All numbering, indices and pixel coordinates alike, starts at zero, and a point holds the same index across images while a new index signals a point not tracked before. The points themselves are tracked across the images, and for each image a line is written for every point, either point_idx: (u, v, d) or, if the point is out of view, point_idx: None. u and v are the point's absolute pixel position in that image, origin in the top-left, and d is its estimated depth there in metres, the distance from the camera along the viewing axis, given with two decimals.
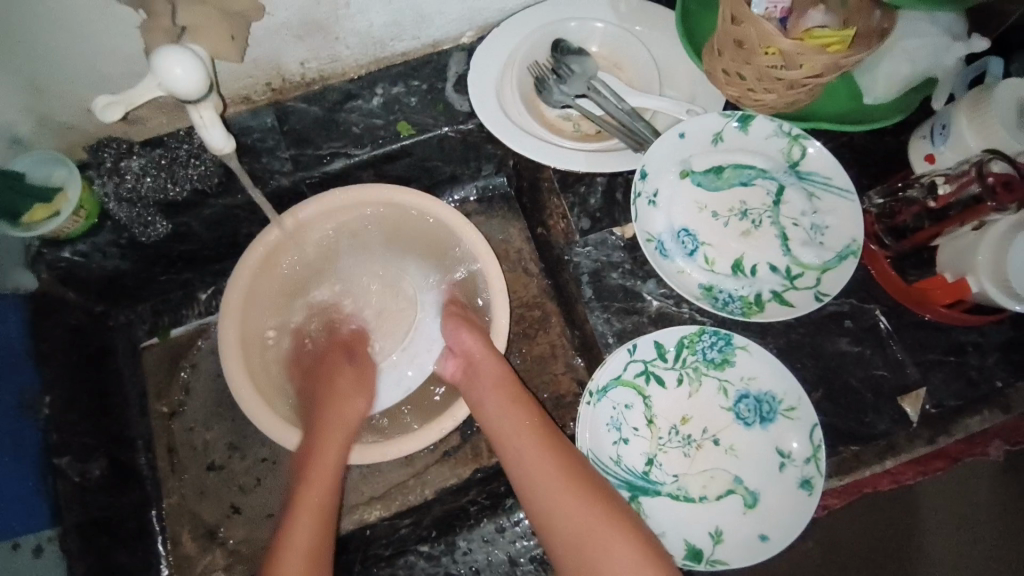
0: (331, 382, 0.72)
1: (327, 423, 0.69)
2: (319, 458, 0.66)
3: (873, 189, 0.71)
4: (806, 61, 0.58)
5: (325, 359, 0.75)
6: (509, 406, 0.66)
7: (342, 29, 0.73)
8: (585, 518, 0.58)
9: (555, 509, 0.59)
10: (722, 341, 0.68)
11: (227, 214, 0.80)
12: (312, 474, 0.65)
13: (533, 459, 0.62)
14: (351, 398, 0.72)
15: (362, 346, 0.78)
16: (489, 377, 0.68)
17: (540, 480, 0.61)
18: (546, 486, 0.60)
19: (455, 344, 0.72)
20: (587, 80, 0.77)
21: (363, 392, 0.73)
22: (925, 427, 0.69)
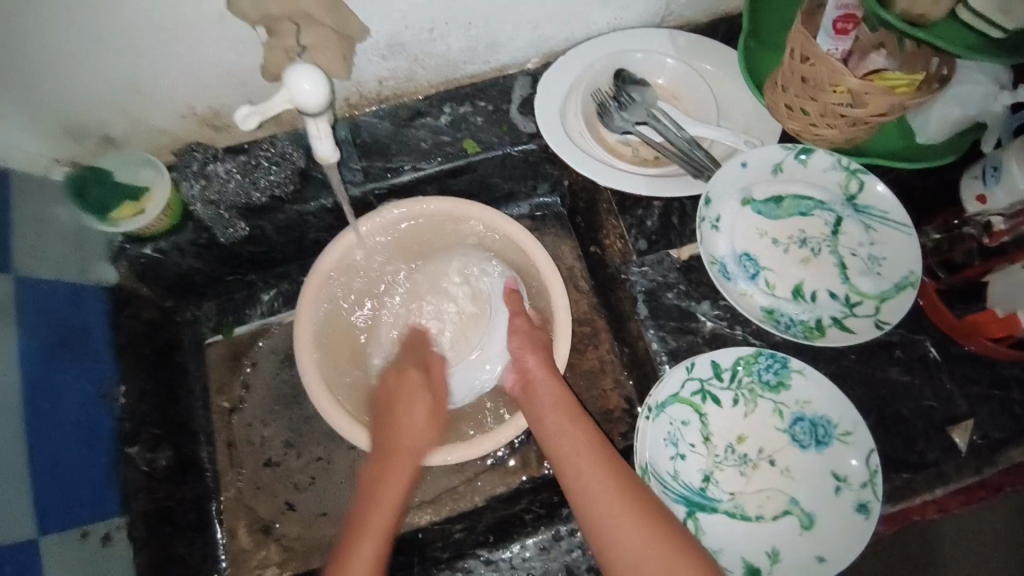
0: (407, 411, 0.74)
1: (386, 478, 0.70)
2: (388, 484, 0.70)
3: (927, 225, 0.74)
4: (872, 100, 0.62)
5: (402, 397, 0.74)
6: (571, 428, 0.69)
7: (421, 51, 0.77)
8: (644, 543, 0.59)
9: (614, 534, 0.60)
10: (779, 364, 0.70)
11: (298, 221, 0.84)
12: (383, 495, 0.69)
13: (590, 482, 0.64)
14: (413, 414, 0.74)
15: (441, 372, 0.78)
16: (545, 394, 0.71)
17: (596, 500, 0.63)
18: (603, 516, 0.61)
19: (516, 360, 0.75)
20: (648, 108, 0.81)
21: (423, 403, 0.75)
22: (974, 458, 0.70)
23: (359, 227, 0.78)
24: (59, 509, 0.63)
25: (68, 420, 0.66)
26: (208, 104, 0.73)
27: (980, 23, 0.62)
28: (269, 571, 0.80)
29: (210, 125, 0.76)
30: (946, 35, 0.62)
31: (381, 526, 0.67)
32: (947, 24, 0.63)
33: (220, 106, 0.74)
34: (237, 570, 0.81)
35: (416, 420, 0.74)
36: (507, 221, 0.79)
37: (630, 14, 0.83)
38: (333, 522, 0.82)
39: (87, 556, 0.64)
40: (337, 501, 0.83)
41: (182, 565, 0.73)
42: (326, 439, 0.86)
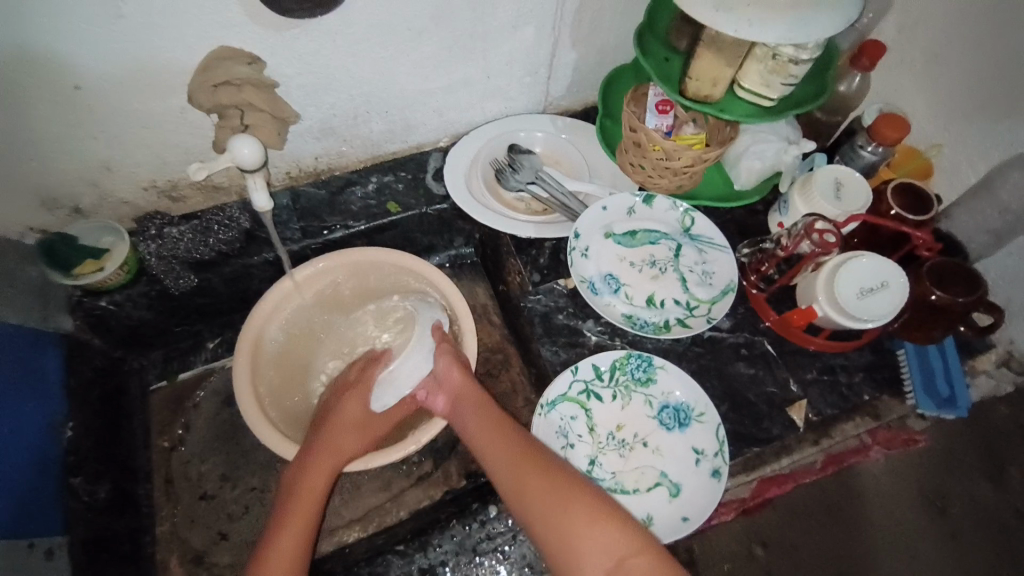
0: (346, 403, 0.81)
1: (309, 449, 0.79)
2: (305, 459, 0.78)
3: (742, 245, 0.94)
4: (682, 155, 0.84)
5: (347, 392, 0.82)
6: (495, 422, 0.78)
7: (350, 134, 0.97)
8: (556, 502, 0.67)
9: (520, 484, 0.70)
10: (645, 363, 0.85)
11: (243, 273, 0.98)
12: (313, 456, 0.78)
13: (495, 448, 0.75)
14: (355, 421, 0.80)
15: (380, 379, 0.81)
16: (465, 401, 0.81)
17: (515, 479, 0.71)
18: (508, 470, 0.72)
19: (445, 380, 0.81)
20: (535, 171, 1.01)
21: (359, 400, 0.81)
22: (810, 430, 0.86)
23: (296, 273, 0.91)
24: (16, 520, 0.69)
25: (23, 444, 0.74)
26: (168, 178, 0.89)
27: (753, 95, 0.84)
28: None
29: (168, 196, 0.92)
30: (729, 108, 0.85)
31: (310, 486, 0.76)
32: (728, 99, 0.86)
33: (178, 179, 0.90)
34: None
35: (354, 412, 0.80)
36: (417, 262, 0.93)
37: (517, 104, 1.07)
38: None
39: (35, 565, 0.69)
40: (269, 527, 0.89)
41: None
42: (259, 469, 0.92)
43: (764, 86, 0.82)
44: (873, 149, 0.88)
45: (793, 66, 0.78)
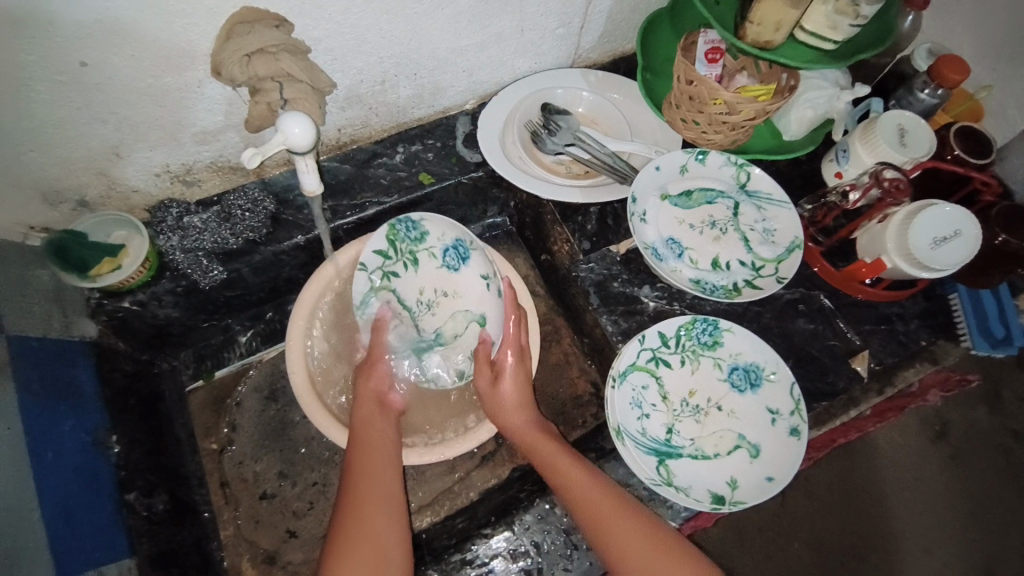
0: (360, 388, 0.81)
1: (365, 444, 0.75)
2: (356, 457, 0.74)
3: (803, 199, 0.92)
4: (744, 108, 0.80)
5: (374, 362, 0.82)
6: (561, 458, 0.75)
7: (376, 101, 0.88)
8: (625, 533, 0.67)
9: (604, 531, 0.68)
10: (711, 326, 0.84)
11: (273, 261, 0.90)
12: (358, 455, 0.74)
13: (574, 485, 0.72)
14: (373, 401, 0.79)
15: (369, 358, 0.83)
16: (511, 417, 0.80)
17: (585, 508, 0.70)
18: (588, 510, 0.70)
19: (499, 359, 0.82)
20: (573, 132, 0.96)
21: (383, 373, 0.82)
22: (872, 381, 0.87)
23: (340, 256, 0.85)
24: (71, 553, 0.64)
25: (71, 468, 0.68)
26: (181, 162, 0.80)
27: (816, 39, 0.79)
28: None
29: (183, 181, 0.82)
30: (790, 55, 0.80)
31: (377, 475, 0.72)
32: (788, 45, 0.81)
33: (193, 162, 0.81)
34: None
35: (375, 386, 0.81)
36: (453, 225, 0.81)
37: (548, 59, 0.99)
38: None
39: None
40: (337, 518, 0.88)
41: None
42: (319, 464, 0.91)
43: (830, 29, 0.77)
44: (930, 92, 0.85)
45: (862, 6, 0.73)
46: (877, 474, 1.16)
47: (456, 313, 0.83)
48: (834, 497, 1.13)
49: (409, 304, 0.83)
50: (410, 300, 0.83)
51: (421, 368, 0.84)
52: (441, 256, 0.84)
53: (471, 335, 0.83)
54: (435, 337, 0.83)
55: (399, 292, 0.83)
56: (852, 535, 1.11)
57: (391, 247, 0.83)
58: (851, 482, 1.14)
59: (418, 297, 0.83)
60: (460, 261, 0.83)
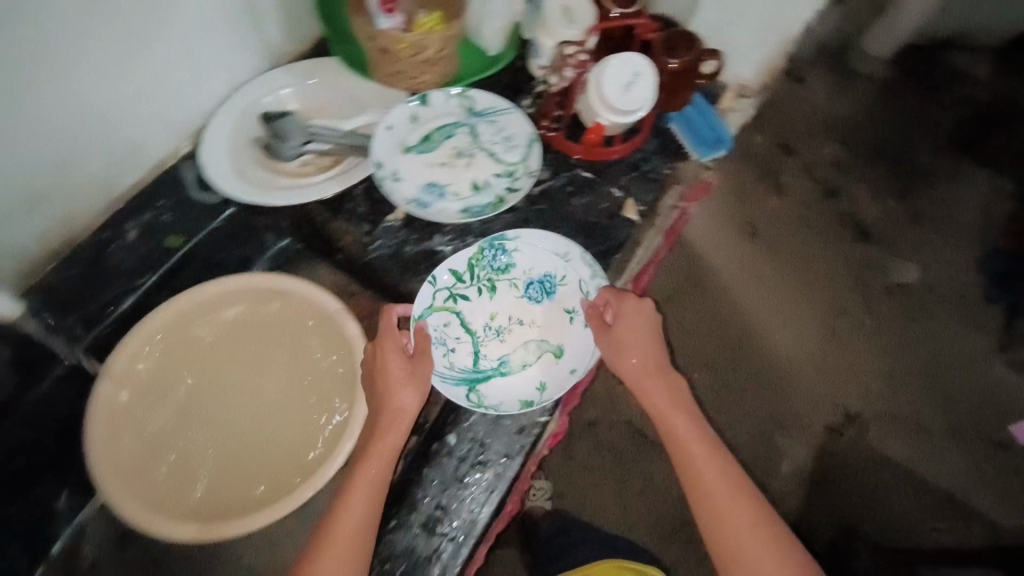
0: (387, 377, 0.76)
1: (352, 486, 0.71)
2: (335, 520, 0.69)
3: (517, 100, 1.01)
4: (429, 42, 0.84)
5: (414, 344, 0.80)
6: (683, 431, 0.77)
7: (63, 188, 0.79)
8: (738, 509, 0.73)
9: (717, 500, 0.73)
10: (498, 247, 0.90)
11: (46, 406, 0.81)
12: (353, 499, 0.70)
13: (696, 452, 0.76)
14: (403, 396, 0.75)
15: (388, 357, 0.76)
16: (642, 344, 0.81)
17: (705, 474, 0.75)
18: (711, 480, 0.74)
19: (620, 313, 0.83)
20: (305, 130, 0.93)
21: (416, 386, 0.76)
22: (645, 220, 1.00)
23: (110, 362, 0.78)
24: None
25: None
26: None
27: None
28: None
29: None
30: None
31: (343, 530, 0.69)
32: None
33: None
34: None
35: (409, 399, 0.75)
36: (553, 255, 0.89)
37: (239, 69, 0.94)
38: None
39: None
40: None
41: None
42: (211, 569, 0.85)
43: None
44: None
45: None
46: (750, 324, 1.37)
47: (528, 344, 0.88)
48: (723, 348, 1.35)
49: (475, 330, 0.89)
50: (478, 325, 0.89)
51: (472, 396, 0.84)
52: (523, 287, 0.90)
53: (541, 363, 0.87)
54: (499, 363, 0.87)
55: (465, 315, 0.89)
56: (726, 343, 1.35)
57: (469, 270, 0.89)
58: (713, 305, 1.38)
59: (486, 323, 0.89)
60: (545, 295, 0.90)
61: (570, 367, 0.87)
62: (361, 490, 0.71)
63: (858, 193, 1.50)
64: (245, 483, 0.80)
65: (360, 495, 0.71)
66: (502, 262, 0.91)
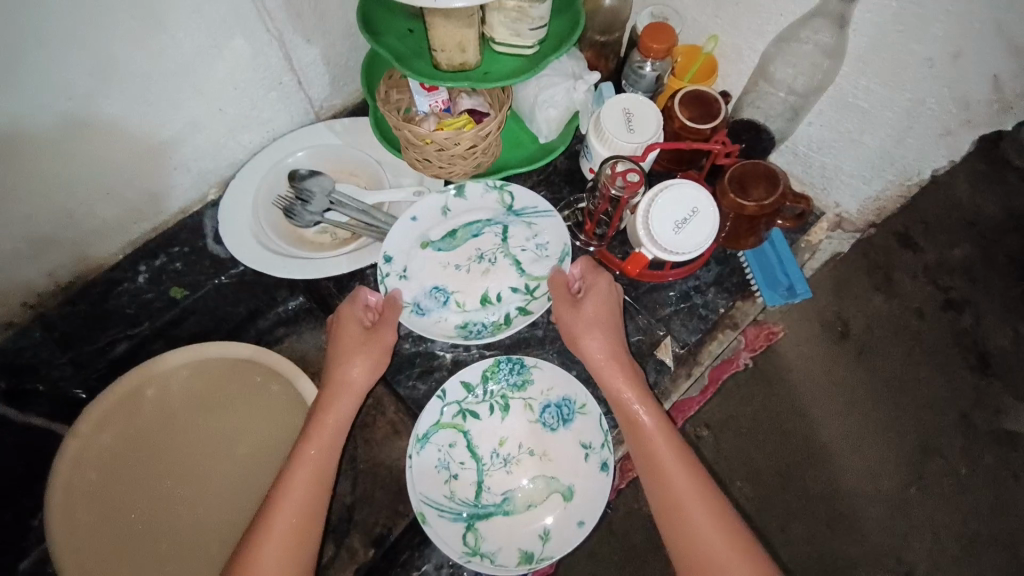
0: (344, 348, 0.75)
1: (287, 487, 0.66)
2: (275, 520, 0.64)
3: (559, 207, 0.91)
4: (456, 140, 0.76)
5: (353, 349, 0.75)
6: (664, 458, 0.69)
7: (79, 233, 0.78)
8: (708, 527, 0.65)
9: (691, 517, 0.65)
10: (517, 365, 0.79)
11: (26, 440, 0.83)
12: (288, 496, 0.66)
13: (665, 462, 0.69)
14: (354, 363, 0.74)
15: (349, 337, 0.76)
16: (612, 345, 0.75)
17: (675, 489, 0.67)
18: (684, 496, 0.67)
19: (591, 287, 0.77)
20: (328, 196, 0.88)
21: (369, 360, 0.75)
22: (682, 366, 0.85)
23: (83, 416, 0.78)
24: None
25: None
26: None
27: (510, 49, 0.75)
28: None
29: None
30: (490, 72, 0.75)
31: (283, 528, 0.64)
32: (487, 57, 0.76)
33: None
34: None
35: (359, 374, 0.74)
36: (569, 379, 0.77)
37: (279, 122, 0.92)
38: None
39: None
40: None
41: None
42: None
43: (514, 37, 0.73)
44: (651, 65, 0.85)
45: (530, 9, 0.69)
46: (810, 438, 1.15)
47: (537, 480, 0.75)
48: (773, 461, 1.14)
49: (481, 455, 0.77)
50: (485, 451, 0.77)
51: (468, 538, 0.72)
52: (539, 411, 0.78)
53: (547, 506, 0.74)
54: (501, 501, 0.75)
55: (473, 436, 0.78)
56: (784, 452, 1.15)
57: (482, 384, 0.79)
58: (773, 406, 1.17)
59: (493, 449, 0.77)
60: (560, 422, 0.77)
61: (579, 517, 0.73)
62: (300, 486, 0.67)
63: (988, 312, 1.19)
64: (199, 531, 0.79)
65: (301, 489, 0.67)
66: (520, 379, 0.79)
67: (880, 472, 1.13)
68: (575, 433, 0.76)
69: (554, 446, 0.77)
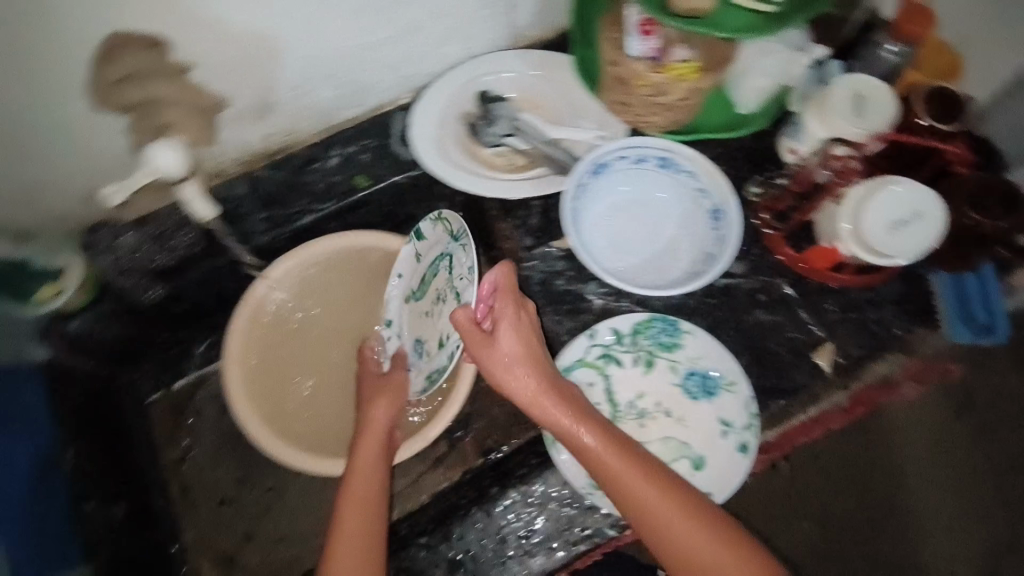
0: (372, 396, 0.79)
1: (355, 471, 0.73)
2: (344, 498, 0.71)
3: (750, 176, 0.87)
4: (672, 88, 0.75)
5: (374, 393, 0.79)
6: (638, 478, 0.64)
7: (297, 107, 0.85)
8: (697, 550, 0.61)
9: (679, 538, 0.62)
10: (671, 327, 0.82)
11: (213, 274, 0.93)
12: (353, 485, 0.72)
13: (640, 482, 0.64)
14: (378, 406, 0.78)
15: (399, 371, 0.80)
16: (536, 374, 0.70)
17: (659, 506, 0.63)
18: (669, 515, 0.62)
19: (501, 317, 0.72)
20: (511, 121, 0.93)
21: (390, 403, 0.78)
22: (840, 377, 0.83)
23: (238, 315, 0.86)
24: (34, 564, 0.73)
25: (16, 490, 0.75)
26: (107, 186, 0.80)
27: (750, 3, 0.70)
28: None
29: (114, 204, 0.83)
30: (722, 22, 0.70)
31: (356, 507, 0.70)
32: (723, 10, 0.71)
33: None
34: None
35: (382, 415, 0.77)
36: (724, 353, 0.80)
37: (479, 44, 0.92)
38: (293, 543, 0.91)
39: None
40: (295, 523, 0.92)
41: None
42: (273, 469, 0.94)
43: None
44: (892, 48, 0.81)
45: None
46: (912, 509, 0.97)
47: (668, 439, 0.81)
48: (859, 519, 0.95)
49: (618, 401, 0.83)
50: (622, 399, 0.83)
51: None
52: (682, 377, 0.82)
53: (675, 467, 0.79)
54: None
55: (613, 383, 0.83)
56: None
57: (632, 336, 0.83)
58: None
59: (631, 400, 0.83)
60: (702, 393, 0.81)
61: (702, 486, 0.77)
62: (362, 475, 0.73)
63: None
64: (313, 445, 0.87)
65: (363, 477, 0.73)
66: (670, 343, 0.83)
67: (973, 566, 0.96)
68: (712, 407, 0.80)
69: (688, 414, 0.81)
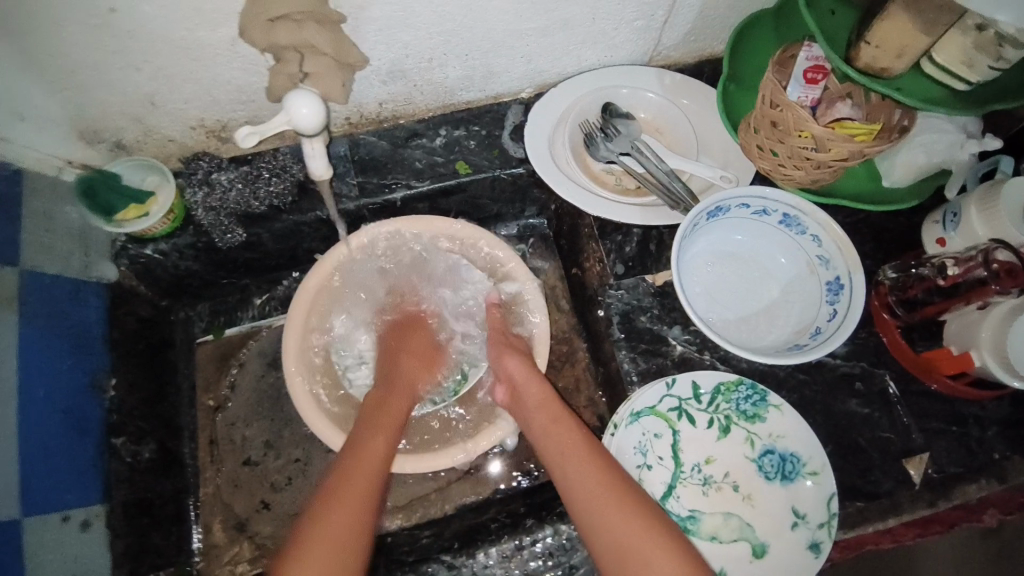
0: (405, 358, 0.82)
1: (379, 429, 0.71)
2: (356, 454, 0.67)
3: (890, 263, 0.80)
4: (835, 146, 0.67)
5: (402, 359, 0.82)
6: (577, 452, 0.68)
7: (421, 79, 0.81)
8: (619, 520, 0.61)
9: (599, 509, 0.63)
10: (758, 397, 0.76)
11: (294, 230, 0.88)
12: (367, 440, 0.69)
13: (574, 460, 0.67)
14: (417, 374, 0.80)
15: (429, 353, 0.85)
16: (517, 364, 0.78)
17: (589, 483, 0.65)
18: (593, 491, 0.64)
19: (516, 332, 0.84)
20: (631, 140, 0.85)
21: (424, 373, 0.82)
22: (928, 492, 0.76)
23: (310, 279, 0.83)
24: (54, 491, 0.68)
25: (60, 408, 0.70)
26: (216, 118, 0.78)
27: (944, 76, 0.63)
28: (240, 565, 0.86)
29: (218, 137, 0.81)
30: (908, 89, 0.64)
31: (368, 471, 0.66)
32: (909, 75, 0.64)
33: (228, 120, 0.79)
34: (210, 563, 0.85)
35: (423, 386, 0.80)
36: (813, 440, 0.74)
37: (620, 53, 0.87)
38: None
39: (69, 539, 0.68)
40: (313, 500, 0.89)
41: (156, 556, 0.78)
42: (304, 442, 0.91)
43: (965, 65, 0.61)
44: None
45: (1008, 47, 0.57)
46: None
47: (731, 516, 0.75)
48: None
49: (683, 461, 0.76)
50: (687, 460, 0.76)
51: None
52: (758, 452, 0.76)
53: (732, 548, 0.73)
54: (690, 516, 0.74)
55: (681, 441, 0.77)
56: None
57: (712, 396, 0.77)
58: None
59: (696, 463, 0.77)
60: (778, 475, 0.75)
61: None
62: (384, 434, 0.71)
63: None
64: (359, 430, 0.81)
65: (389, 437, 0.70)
66: (751, 411, 0.76)
67: None
68: (789, 495, 0.74)
69: (757, 494, 0.75)
